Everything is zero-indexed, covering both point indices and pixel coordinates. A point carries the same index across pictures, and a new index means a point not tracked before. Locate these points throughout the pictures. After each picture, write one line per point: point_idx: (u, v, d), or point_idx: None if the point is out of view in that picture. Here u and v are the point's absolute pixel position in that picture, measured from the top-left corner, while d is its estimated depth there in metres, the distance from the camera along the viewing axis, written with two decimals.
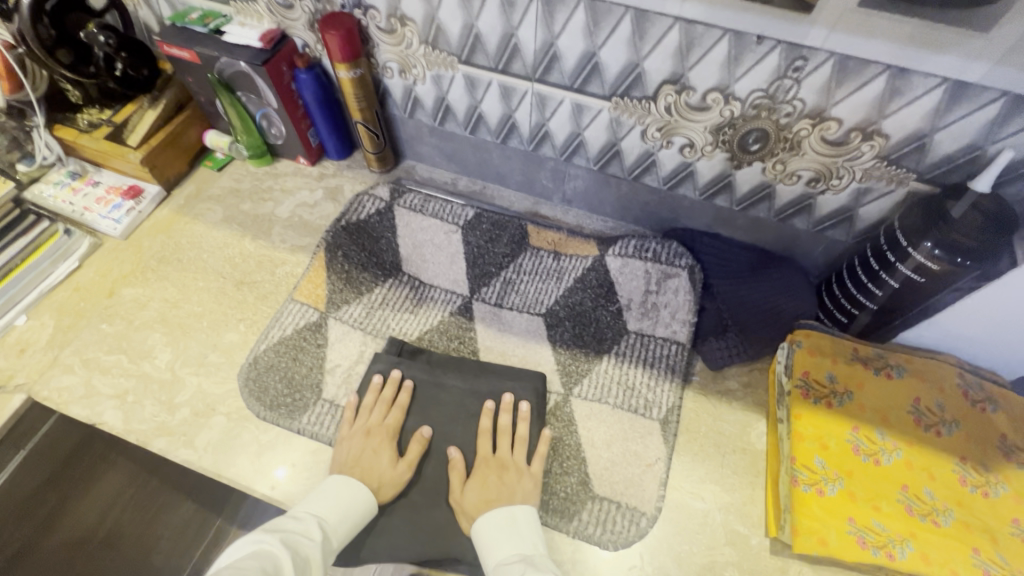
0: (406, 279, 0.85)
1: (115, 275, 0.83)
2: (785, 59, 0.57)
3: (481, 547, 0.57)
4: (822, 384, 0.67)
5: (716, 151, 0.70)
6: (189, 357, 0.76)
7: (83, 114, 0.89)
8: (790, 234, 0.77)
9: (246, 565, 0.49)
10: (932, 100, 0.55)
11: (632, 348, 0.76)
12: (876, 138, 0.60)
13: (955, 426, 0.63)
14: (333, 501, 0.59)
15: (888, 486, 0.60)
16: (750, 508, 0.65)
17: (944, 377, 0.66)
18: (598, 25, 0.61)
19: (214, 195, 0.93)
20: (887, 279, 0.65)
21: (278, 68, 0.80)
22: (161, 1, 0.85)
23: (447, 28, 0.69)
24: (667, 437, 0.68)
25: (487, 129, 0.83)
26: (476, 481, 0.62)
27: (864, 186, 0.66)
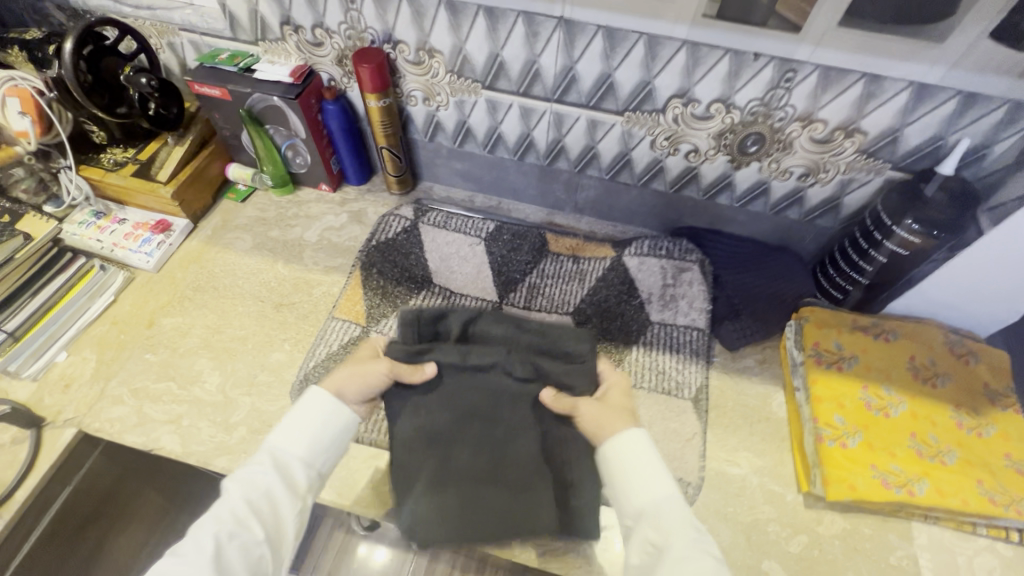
0: (437, 290, 0.89)
1: (153, 305, 0.85)
2: (777, 72, 0.67)
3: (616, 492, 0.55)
4: (831, 351, 0.75)
5: (718, 154, 0.79)
6: (239, 378, 0.78)
7: (107, 154, 0.92)
8: (784, 225, 0.87)
9: (206, 523, 0.50)
10: (902, 100, 0.65)
11: (657, 337, 0.83)
12: (856, 135, 0.71)
13: (946, 378, 0.73)
14: (286, 427, 0.56)
15: (900, 434, 0.69)
16: (782, 469, 0.71)
17: (932, 337, 0.76)
18: (614, 50, 0.70)
19: (241, 224, 0.96)
20: (876, 256, 0.75)
21: (308, 102, 0.85)
22: (187, 44, 0.89)
23: (473, 57, 0.77)
24: (700, 413, 0.75)
25: (505, 147, 0.90)
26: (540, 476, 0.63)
27: (847, 177, 0.76)
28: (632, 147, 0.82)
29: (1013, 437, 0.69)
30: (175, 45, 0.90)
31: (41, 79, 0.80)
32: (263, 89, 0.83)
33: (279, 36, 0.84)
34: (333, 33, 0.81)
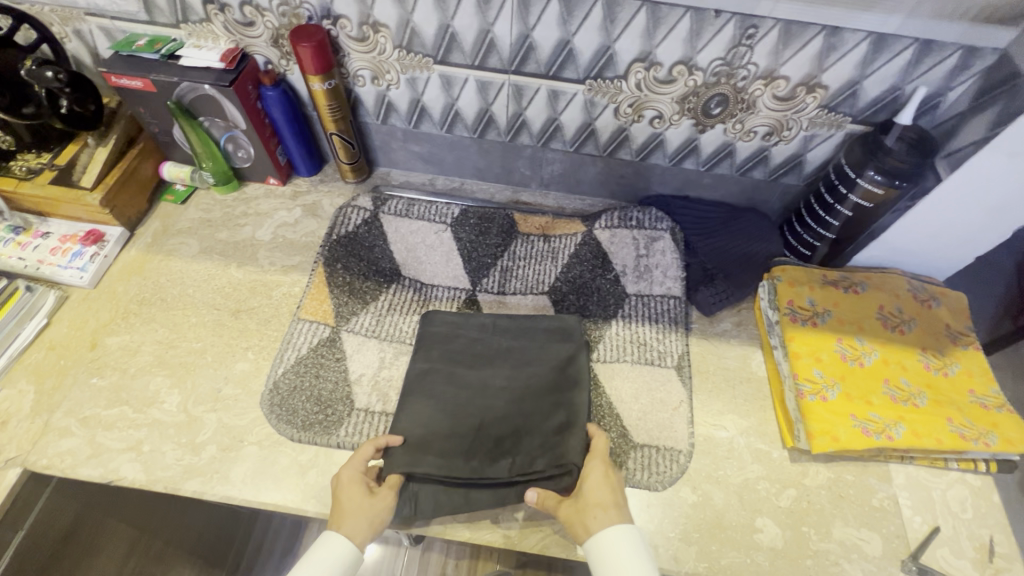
0: (407, 282, 0.86)
1: (93, 325, 0.78)
2: (739, 29, 0.65)
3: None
4: (805, 308, 0.77)
5: (682, 119, 0.78)
6: (201, 395, 0.72)
7: (18, 161, 0.82)
8: (750, 186, 0.87)
9: None
10: (862, 51, 0.65)
11: (635, 308, 0.82)
12: (818, 90, 0.70)
13: (913, 323, 0.75)
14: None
15: (875, 382, 0.71)
16: (765, 427, 0.73)
17: (897, 285, 0.78)
18: (572, 13, 0.66)
19: (184, 228, 0.88)
20: (840, 210, 0.75)
21: (244, 88, 0.78)
22: (96, 32, 0.80)
23: (422, 29, 0.72)
24: (684, 380, 0.75)
25: (464, 126, 0.86)
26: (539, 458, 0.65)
27: (810, 133, 0.76)
28: (594, 118, 0.80)
29: (976, 374, 0.72)
30: (82, 32, 0.80)
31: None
32: (192, 78, 0.75)
33: (203, 17, 0.76)
34: (265, 11, 0.73)
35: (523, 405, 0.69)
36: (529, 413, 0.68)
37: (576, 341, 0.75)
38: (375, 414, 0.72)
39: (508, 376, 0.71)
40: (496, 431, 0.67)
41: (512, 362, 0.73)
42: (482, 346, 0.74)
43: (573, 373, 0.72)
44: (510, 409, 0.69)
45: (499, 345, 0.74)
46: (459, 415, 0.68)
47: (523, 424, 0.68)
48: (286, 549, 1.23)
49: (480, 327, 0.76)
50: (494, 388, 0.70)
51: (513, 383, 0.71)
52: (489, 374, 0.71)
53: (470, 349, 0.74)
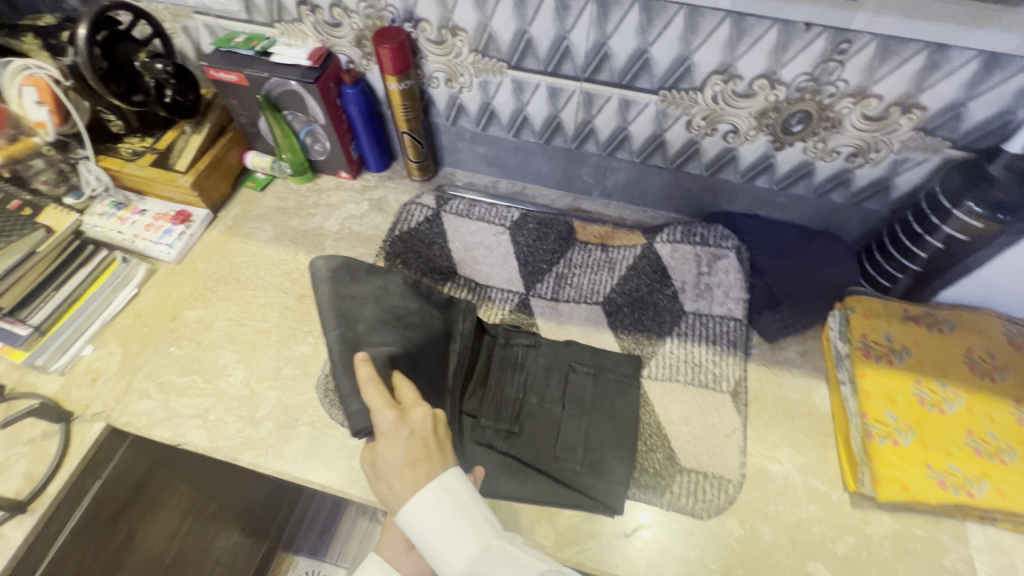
0: (462, 281, 0.87)
1: (175, 298, 0.84)
2: (831, 43, 0.61)
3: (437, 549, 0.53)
4: (880, 343, 0.71)
5: (759, 135, 0.75)
6: (264, 372, 0.77)
7: (125, 144, 0.90)
8: (827, 208, 0.82)
9: None
10: (969, 71, 0.60)
11: (691, 327, 0.79)
12: (914, 111, 0.65)
13: (1007, 372, 0.68)
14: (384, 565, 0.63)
15: (957, 432, 0.65)
16: (826, 466, 0.69)
17: (990, 328, 0.71)
18: (651, 23, 0.65)
19: (261, 214, 0.94)
20: (930, 240, 0.70)
21: (326, 86, 0.82)
22: (202, 28, 0.87)
23: (499, 35, 0.73)
24: (739, 407, 0.72)
25: (531, 131, 0.86)
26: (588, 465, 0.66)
27: (901, 157, 0.71)
28: (664, 129, 0.78)
29: None
30: (190, 29, 0.87)
31: (57, 66, 0.79)
32: (281, 74, 0.80)
33: (295, 17, 0.80)
34: (352, 13, 0.77)
35: None
36: None
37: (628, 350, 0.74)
38: None
39: None
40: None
41: None
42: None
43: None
44: None
45: None
46: None
47: None
48: (322, 529, 1.30)
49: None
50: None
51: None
52: None
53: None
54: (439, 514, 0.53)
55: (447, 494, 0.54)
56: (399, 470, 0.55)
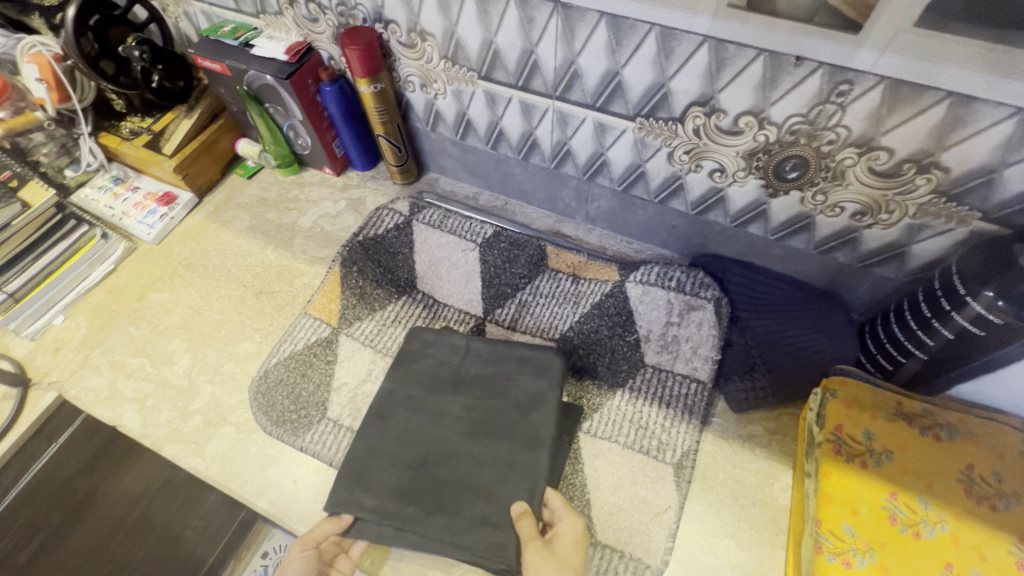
0: (419, 297, 0.83)
1: (145, 278, 0.87)
2: (827, 83, 0.51)
3: None
4: (857, 440, 0.61)
5: (749, 177, 0.64)
6: (206, 365, 0.77)
7: (126, 123, 0.92)
8: (831, 268, 0.70)
9: None
10: (1004, 133, 0.48)
11: (648, 382, 0.72)
12: (933, 171, 0.53)
13: (1015, 501, 0.56)
14: None
15: (930, 563, 0.54)
16: (766, 569, 0.60)
17: (1009, 445, 0.59)
18: (620, 43, 0.57)
19: (242, 203, 0.95)
20: (939, 328, 0.57)
21: (302, 81, 0.79)
22: (198, 14, 0.87)
23: (467, 43, 0.67)
24: (680, 484, 0.64)
25: (508, 145, 0.80)
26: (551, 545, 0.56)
27: (918, 222, 0.59)
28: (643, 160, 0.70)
29: None
30: (190, 14, 0.88)
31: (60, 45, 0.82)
32: (257, 67, 0.78)
33: (277, 10, 0.79)
34: (326, 9, 0.74)
35: (469, 445, 0.65)
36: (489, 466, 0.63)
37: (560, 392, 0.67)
38: (343, 427, 0.71)
39: (468, 406, 0.66)
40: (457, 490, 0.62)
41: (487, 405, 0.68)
42: (456, 379, 0.69)
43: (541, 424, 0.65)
44: (456, 444, 0.65)
45: (470, 370, 0.69)
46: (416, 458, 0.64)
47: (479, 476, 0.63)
48: None
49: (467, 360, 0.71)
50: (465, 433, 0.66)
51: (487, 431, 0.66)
52: (445, 403, 0.67)
53: (447, 382, 0.69)
54: None
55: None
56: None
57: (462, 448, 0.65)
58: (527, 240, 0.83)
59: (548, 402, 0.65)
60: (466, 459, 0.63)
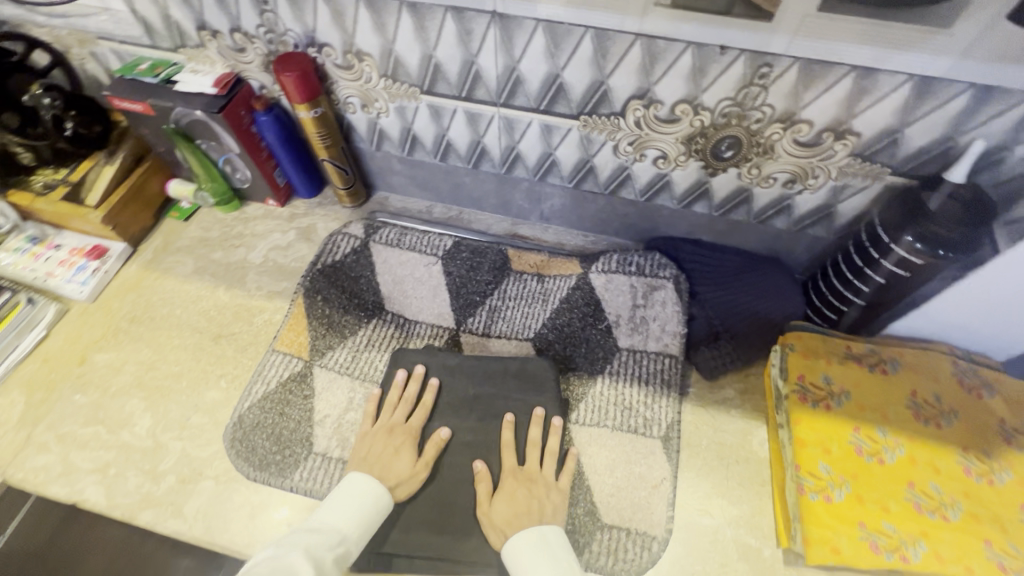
0: (389, 318, 0.81)
1: (85, 340, 0.80)
2: (749, 67, 0.56)
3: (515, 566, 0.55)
4: (819, 386, 0.67)
5: (690, 160, 0.69)
6: (170, 421, 0.73)
7: (38, 176, 0.85)
8: (771, 235, 0.77)
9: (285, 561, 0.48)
10: (901, 97, 0.54)
11: (625, 365, 0.74)
12: (848, 137, 0.60)
13: (953, 417, 0.64)
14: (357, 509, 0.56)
15: (895, 484, 0.61)
16: (759, 519, 0.64)
17: (938, 368, 0.67)
18: (558, 47, 0.60)
19: (183, 246, 0.90)
20: (871, 275, 0.64)
21: (236, 113, 0.77)
22: (108, 54, 0.82)
23: (406, 59, 0.68)
24: (670, 455, 0.67)
25: (457, 156, 0.82)
26: (501, 495, 0.61)
27: (840, 183, 0.66)
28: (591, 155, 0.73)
29: None
30: (97, 54, 0.82)
31: None
32: (185, 103, 0.75)
33: (198, 43, 0.76)
34: (253, 38, 0.72)
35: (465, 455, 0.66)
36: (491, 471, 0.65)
37: (549, 391, 0.70)
38: (332, 459, 0.69)
39: (474, 428, 0.68)
40: (461, 500, 0.64)
41: (479, 413, 0.69)
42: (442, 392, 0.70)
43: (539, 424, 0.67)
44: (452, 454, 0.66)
45: (465, 393, 0.71)
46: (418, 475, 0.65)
47: None
48: None
49: (448, 370, 0.72)
50: (459, 442, 0.67)
51: (479, 437, 0.68)
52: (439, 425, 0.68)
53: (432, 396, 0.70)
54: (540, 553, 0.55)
55: (548, 548, 0.55)
56: (510, 528, 0.58)
57: (458, 457, 0.66)
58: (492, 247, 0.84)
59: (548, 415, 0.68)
60: (466, 471, 0.65)
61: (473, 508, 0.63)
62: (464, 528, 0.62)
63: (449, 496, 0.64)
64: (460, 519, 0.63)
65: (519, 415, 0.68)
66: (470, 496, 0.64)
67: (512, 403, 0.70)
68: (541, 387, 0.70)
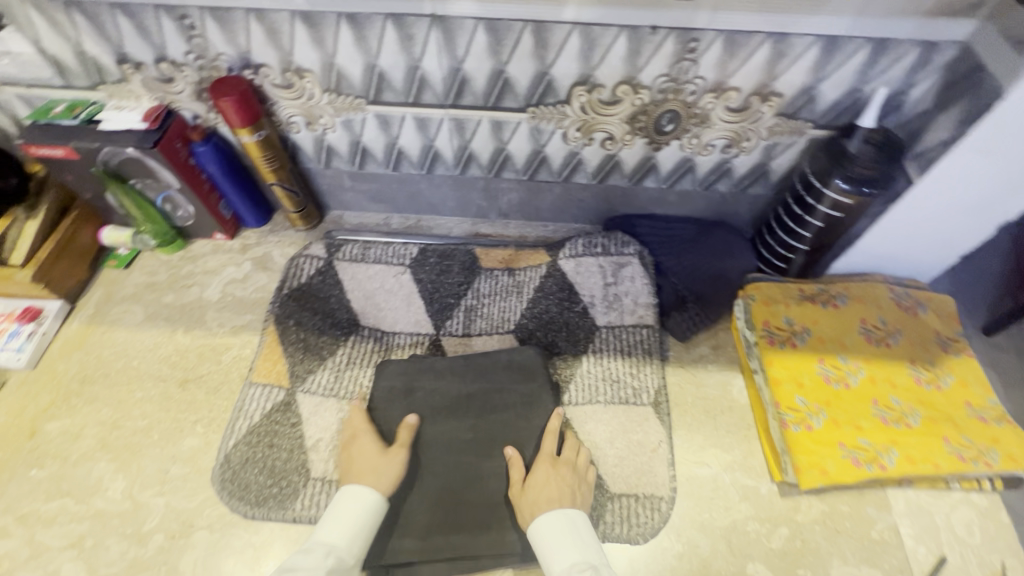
0: (367, 333, 0.80)
1: (32, 411, 0.73)
2: (679, 44, 0.61)
3: (539, 547, 0.56)
4: (782, 328, 0.73)
5: (635, 138, 0.73)
6: (147, 478, 0.68)
7: None
8: (716, 199, 0.82)
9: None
10: (812, 56, 0.60)
11: (606, 341, 0.77)
12: (772, 98, 0.66)
13: (899, 335, 0.72)
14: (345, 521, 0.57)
15: (863, 403, 0.67)
16: (751, 460, 0.69)
17: (880, 295, 0.74)
18: (500, 43, 0.62)
19: (128, 294, 0.84)
20: (810, 220, 0.70)
21: (173, 146, 0.73)
22: (14, 100, 0.76)
23: (348, 71, 0.68)
24: (663, 418, 0.71)
25: (410, 163, 0.82)
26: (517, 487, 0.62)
27: (771, 142, 0.72)
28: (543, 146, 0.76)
29: (971, 384, 0.68)
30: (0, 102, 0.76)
31: None
32: (114, 141, 0.71)
33: (120, 77, 0.72)
34: (181, 66, 0.69)
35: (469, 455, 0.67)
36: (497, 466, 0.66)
37: (540, 378, 0.72)
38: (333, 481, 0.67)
39: (474, 426, 0.69)
40: (472, 496, 0.65)
41: (476, 410, 0.70)
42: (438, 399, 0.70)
43: (535, 414, 0.69)
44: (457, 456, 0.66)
45: (459, 393, 0.71)
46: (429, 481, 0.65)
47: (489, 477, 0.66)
48: None
49: (437, 375, 0.72)
50: (460, 443, 0.68)
51: (479, 434, 0.68)
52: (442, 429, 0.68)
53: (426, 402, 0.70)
54: (562, 536, 0.56)
55: (574, 529, 0.57)
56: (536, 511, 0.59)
57: (463, 457, 0.67)
58: (454, 251, 0.84)
59: (544, 401, 0.70)
60: (473, 470, 0.66)
61: (486, 504, 0.64)
62: (479, 525, 0.63)
63: (460, 497, 0.65)
64: (475, 517, 0.63)
65: (514, 406, 0.70)
66: (481, 493, 0.65)
67: (506, 395, 0.71)
68: (530, 374, 0.72)
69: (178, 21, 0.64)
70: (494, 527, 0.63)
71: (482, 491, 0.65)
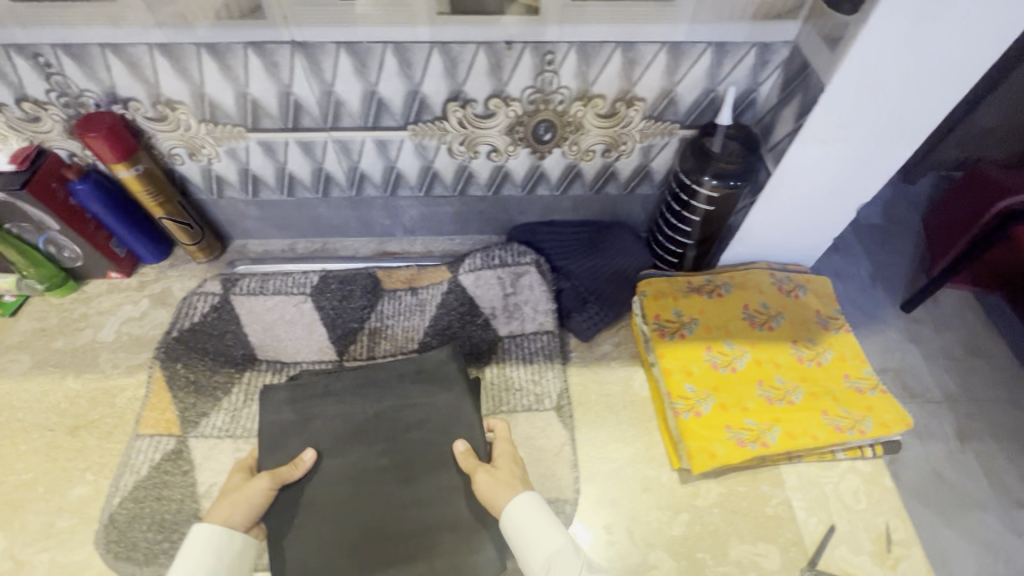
0: (264, 366, 0.85)
1: None
2: (537, 56, 0.64)
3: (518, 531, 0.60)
4: (672, 320, 0.78)
5: (519, 148, 0.76)
6: (31, 534, 0.70)
7: None
8: (608, 202, 0.86)
9: None
10: (661, 60, 0.65)
11: (507, 351, 0.82)
12: (636, 103, 0.70)
13: (779, 318, 0.79)
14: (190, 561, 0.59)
15: (748, 385, 0.73)
16: (653, 452, 0.74)
17: (762, 281, 0.81)
18: (365, 64, 0.64)
19: (17, 343, 0.83)
20: (690, 215, 0.74)
21: (45, 186, 0.71)
22: None
23: (221, 100, 0.68)
24: (566, 422, 0.75)
25: (304, 187, 0.82)
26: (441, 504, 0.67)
27: (646, 143, 0.76)
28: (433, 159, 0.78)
29: (845, 358, 0.76)
30: None
31: None
32: None
33: None
34: (46, 104, 0.68)
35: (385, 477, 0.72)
36: (418, 490, 0.72)
37: (456, 386, 0.76)
38: None
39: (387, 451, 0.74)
40: (391, 529, 0.70)
41: (387, 433, 0.74)
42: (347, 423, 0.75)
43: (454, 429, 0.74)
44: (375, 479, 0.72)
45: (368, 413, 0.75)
46: (356, 513, 0.70)
47: (410, 503, 0.71)
48: None
49: (335, 400, 0.76)
50: (378, 469, 0.73)
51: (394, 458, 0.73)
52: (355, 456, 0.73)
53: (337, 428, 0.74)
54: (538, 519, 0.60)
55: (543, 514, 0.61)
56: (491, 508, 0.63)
57: (381, 483, 0.72)
58: (347, 280, 0.85)
59: (464, 411, 0.75)
60: (393, 496, 0.71)
61: (411, 531, 0.70)
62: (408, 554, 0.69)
63: (382, 526, 0.70)
64: (397, 543, 0.69)
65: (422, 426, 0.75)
66: (410, 520, 0.70)
67: (416, 412, 0.75)
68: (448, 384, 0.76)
69: (32, 60, 0.63)
70: (420, 557, 0.69)
71: (404, 519, 0.70)
